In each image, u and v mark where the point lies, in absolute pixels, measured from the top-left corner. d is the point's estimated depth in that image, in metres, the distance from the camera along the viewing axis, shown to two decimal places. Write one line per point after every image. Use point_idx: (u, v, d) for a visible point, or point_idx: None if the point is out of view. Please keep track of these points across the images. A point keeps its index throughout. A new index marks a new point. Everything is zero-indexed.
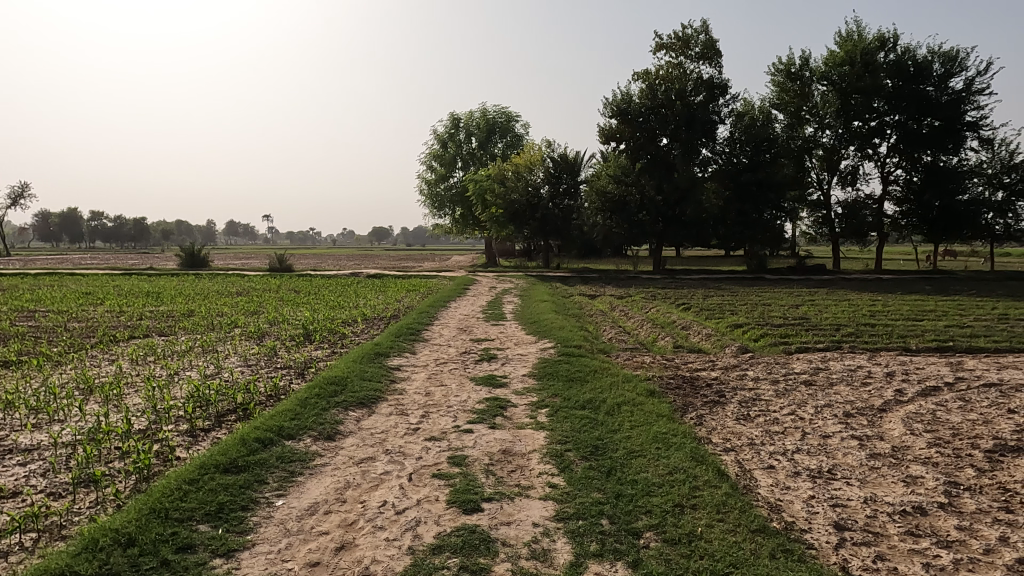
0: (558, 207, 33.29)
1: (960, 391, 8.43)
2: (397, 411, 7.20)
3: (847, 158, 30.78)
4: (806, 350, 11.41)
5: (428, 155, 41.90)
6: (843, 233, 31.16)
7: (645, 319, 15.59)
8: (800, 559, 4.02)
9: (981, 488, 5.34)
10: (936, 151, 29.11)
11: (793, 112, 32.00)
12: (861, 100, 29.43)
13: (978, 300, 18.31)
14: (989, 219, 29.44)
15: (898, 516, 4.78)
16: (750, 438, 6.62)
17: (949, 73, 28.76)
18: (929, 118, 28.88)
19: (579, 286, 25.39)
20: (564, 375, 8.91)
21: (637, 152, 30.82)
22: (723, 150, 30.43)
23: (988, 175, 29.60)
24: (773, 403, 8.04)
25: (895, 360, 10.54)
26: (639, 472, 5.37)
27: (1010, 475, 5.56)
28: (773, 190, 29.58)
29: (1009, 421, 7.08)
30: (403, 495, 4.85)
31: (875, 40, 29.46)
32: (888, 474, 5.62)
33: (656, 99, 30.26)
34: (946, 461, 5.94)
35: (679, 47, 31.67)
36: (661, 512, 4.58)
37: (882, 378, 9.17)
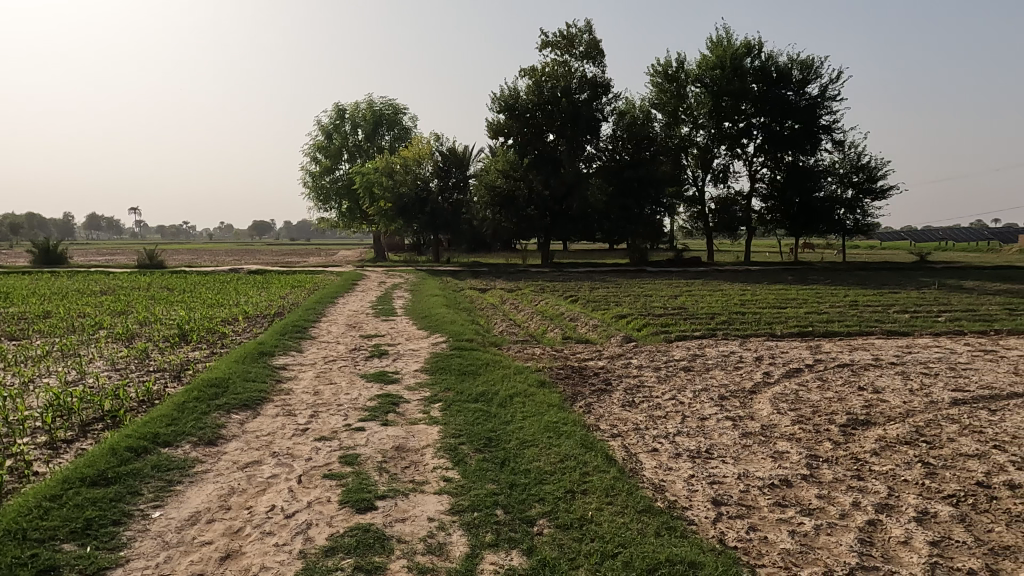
0: (447, 201, 33.11)
1: (818, 372, 9.24)
2: (284, 412, 6.93)
3: (719, 157, 32.79)
4: (684, 338, 12.08)
5: (311, 147, 40.58)
6: (716, 227, 33.14)
7: (534, 312, 15.88)
8: (681, 535, 4.26)
9: (836, 459, 5.88)
10: (796, 152, 31.64)
11: (670, 112, 33.64)
12: (729, 103, 31.50)
13: (833, 289, 20.12)
14: (841, 215, 32.32)
15: (767, 489, 5.18)
16: (635, 423, 6.94)
17: (806, 80, 31.34)
18: (790, 120, 31.33)
19: (469, 280, 25.37)
20: (456, 370, 8.92)
21: (525, 148, 31.38)
22: (606, 148, 31.68)
23: (840, 174, 32.55)
24: (656, 389, 8.47)
25: (763, 345, 11.36)
26: (532, 461, 5.47)
27: (860, 447, 6.17)
28: (653, 187, 30.95)
29: (858, 398, 7.84)
30: (292, 498, 4.69)
31: (742, 46, 31.60)
32: (758, 452, 6.06)
33: (543, 96, 30.96)
34: (808, 436, 6.50)
35: (563, 45, 32.45)
36: (553, 499, 4.70)
37: (752, 363, 9.87)
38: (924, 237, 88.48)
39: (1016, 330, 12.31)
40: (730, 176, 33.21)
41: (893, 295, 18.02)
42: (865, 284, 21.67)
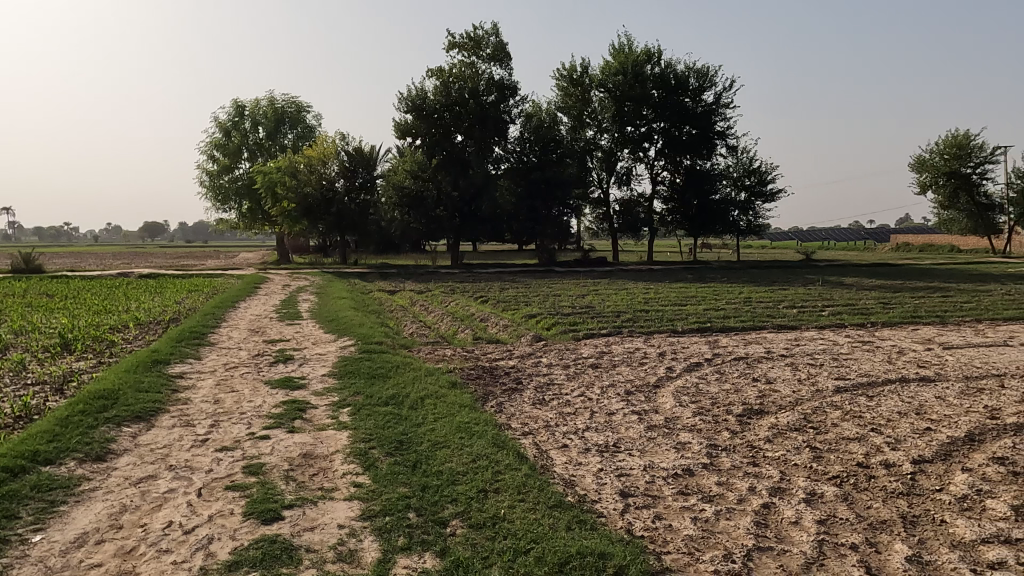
0: (354, 202, 32.36)
1: (716, 365, 9.71)
2: (182, 423, 6.58)
3: (622, 160, 33.81)
4: (592, 336, 12.40)
5: (209, 145, 38.69)
6: (620, 228, 34.12)
7: (444, 312, 15.83)
8: (591, 527, 4.37)
9: (734, 447, 6.21)
10: (693, 156, 33.11)
11: (576, 116, 34.36)
12: (632, 107, 32.58)
13: (728, 286, 21.20)
14: (736, 217, 34.07)
15: (671, 479, 5.40)
16: (545, 420, 7.05)
17: (702, 88, 32.89)
18: (687, 126, 32.77)
19: (377, 282, 24.97)
20: (365, 373, 8.75)
21: (433, 148, 31.16)
22: (514, 149, 31.93)
23: (734, 178, 34.33)
24: (565, 386, 8.64)
25: (666, 341, 11.82)
26: (444, 463, 5.46)
27: (755, 435, 6.53)
28: (559, 188, 31.51)
29: (753, 389, 8.30)
30: (192, 512, 4.46)
31: (643, 53, 32.76)
32: (662, 443, 6.30)
33: (450, 97, 30.90)
34: (708, 427, 6.82)
35: (470, 47, 32.53)
36: (466, 499, 4.71)
37: (655, 358, 10.25)
38: (809, 238, 94.73)
39: (890, 322, 13.41)
40: (633, 178, 34.32)
41: (782, 292, 19.21)
42: (757, 281, 22.96)
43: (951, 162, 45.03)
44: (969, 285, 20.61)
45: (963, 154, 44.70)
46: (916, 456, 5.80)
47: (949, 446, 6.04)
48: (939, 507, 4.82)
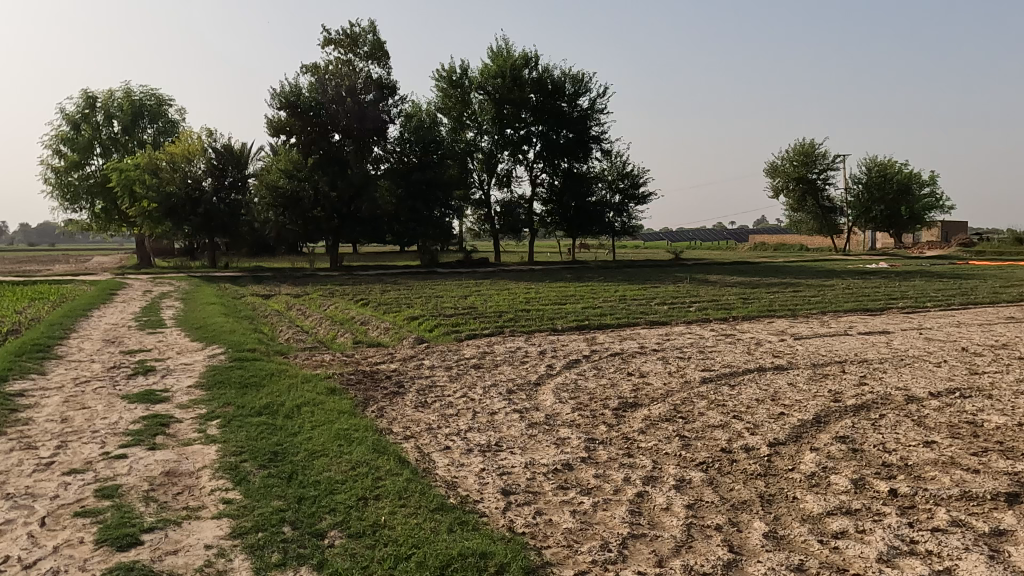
0: (224, 202, 30.45)
1: (593, 361, 10.05)
2: (22, 446, 5.93)
3: (502, 162, 34.22)
4: (474, 337, 12.46)
5: (54, 139, 35.27)
6: (501, 229, 34.52)
7: (323, 317, 15.34)
8: (472, 528, 4.38)
9: (610, 440, 6.45)
10: (570, 159, 34.09)
11: (456, 117, 34.41)
12: (511, 110, 33.09)
13: (605, 285, 22.00)
14: (611, 218, 35.48)
15: (551, 474, 5.52)
16: (428, 423, 6.99)
17: (578, 94, 33.98)
18: (564, 130, 33.74)
19: (250, 286, 23.77)
20: (236, 383, 8.29)
21: (309, 147, 30.03)
22: (394, 149, 31.53)
23: (609, 181, 35.73)
24: (447, 388, 8.62)
25: (546, 339, 12.10)
26: (321, 472, 5.27)
27: (629, 427, 6.83)
28: (440, 189, 31.41)
29: (628, 383, 8.67)
30: (33, 545, 4.03)
31: (521, 58, 33.39)
32: (541, 440, 6.44)
33: (326, 95, 29.95)
34: (586, 421, 7.05)
35: (347, 44, 31.72)
36: (345, 508, 4.58)
37: (536, 357, 10.46)
38: (678, 238, 100.41)
39: (749, 316, 14.46)
40: (513, 180, 34.83)
41: (653, 289, 20.20)
42: (631, 280, 24.02)
43: (800, 169, 49.31)
44: (816, 281, 22.64)
45: (810, 161, 49.09)
46: (771, 439, 6.29)
47: (800, 428, 6.60)
48: (790, 485, 5.25)
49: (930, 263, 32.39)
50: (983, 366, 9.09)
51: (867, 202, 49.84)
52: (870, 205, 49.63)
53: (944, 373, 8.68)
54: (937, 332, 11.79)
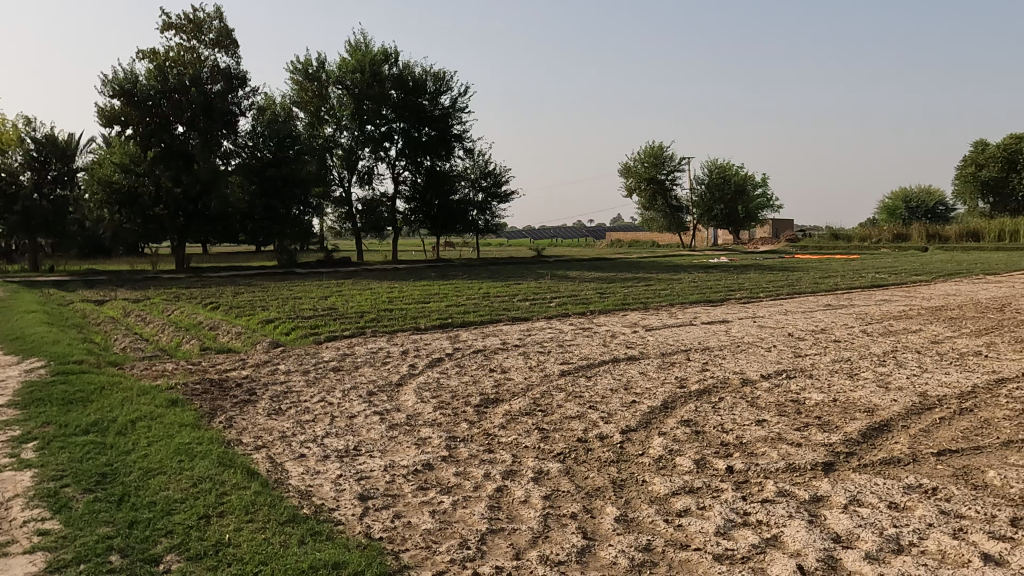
0: (47, 199, 27.30)
1: (456, 359, 10.05)
2: None
3: (363, 159, 33.43)
4: (333, 339, 12.03)
5: None
6: (363, 228, 33.71)
7: (166, 322, 14.17)
8: (326, 538, 4.21)
9: (471, 437, 6.47)
10: (433, 157, 33.92)
11: (313, 112, 33.20)
12: (370, 107, 32.44)
13: (468, 283, 22.10)
14: (475, 216, 35.74)
15: (411, 475, 5.44)
16: (281, 431, 6.65)
17: (439, 92, 33.93)
18: (426, 128, 33.57)
19: (80, 292, 21.49)
20: (59, 399, 7.44)
21: (148, 139, 27.73)
22: (246, 144, 29.80)
23: (472, 179, 36.01)
24: (303, 393, 8.25)
25: (408, 339, 11.93)
26: (158, 491, 4.86)
27: (491, 423, 6.88)
28: (297, 186, 30.13)
29: (490, 379, 8.75)
30: None
31: (380, 53, 32.82)
32: (402, 441, 6.33)
33: (167, 83, 27.73)
34: (447, 420, 7.02)
35: (190, 30, 29.59)
36: (184, 529, 4.24)
37: (398, 357, 10.28)
38: (539, 237, 103.09)
39: (605, 309, 15.10)
40: (375, 178, 34.12)
41: (516, 286, 20.58)
42: (495, 277, 24.32)
43: (650, 170, 52.44)
44: (665, 275, 24.12)
45: (658, 163, 52.36)
46: (624, 426, 6.59)
47: (649, 414, 6.97)
48: (640, 469, 5.52)
49: (764, 258, 35.48)
50: (805, 349, 10.10)
51: (709, 202, 53.92)
52: (711, 205, 53.63)
53: (774, 357, 9.54)
54: (767, 320, 12.95)
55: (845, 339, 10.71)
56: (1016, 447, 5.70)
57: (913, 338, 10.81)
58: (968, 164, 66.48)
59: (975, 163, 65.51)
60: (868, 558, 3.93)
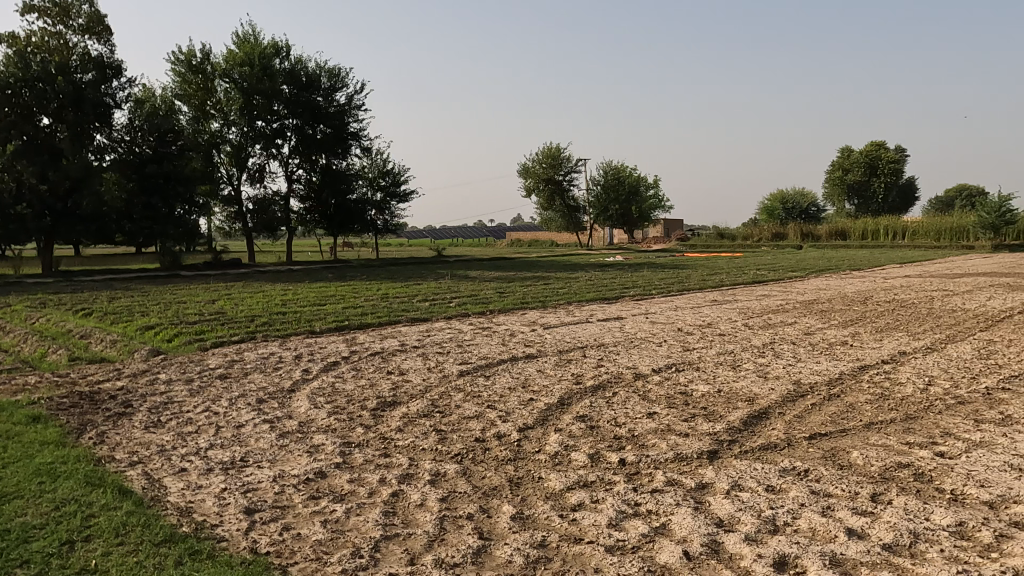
0: None
1: (352, 362, 9.79)
2: None
3: (254, 156, 32.04)
4: (221, 345, 11.42)
5: None
6: (255, 228, 32.25)
7: (29, 332, 12.95)
8: (206, 557, 3.96)
9: (367, 441, 6.31)
10: (328, 155, 32.98)
11: (197, 105, 31.43)
12: (260, 102, 30.98)
13: (366, 284, 21.61)
14: (373, 216, 35.15)
15: (302, 485, 5.23)
16: (160, 445, 6.23)
17: (334, 88, 33.07)
18: (321, 125, 32.59)
19: None
20: None
21: (7, 131, 25.29)
22: (122, 138, 27.78)
23: (370, 178, 35.38)
24: (186, 403, 7.77)
25: (302, 343, 11.51)
26: (12, 518, 4.41)
27: (388, 426, 6.74)
28: (182, 184, 28.45)
29: (388, 382, 8.58)
30: None
31: (270, 46, 31.59)
32: (294, 450, 6.07)
33: (29, 71, 25.26)
34: (342, 425, 6.82)
35: (56, 13, 27.20)
36: (43, 558, 3.87)
37: (290, 362, 9.89)
38: (440, 237, 102.65)
39: (504, 309, 15.21)
40: (267, 176, 32.80)
41: (415, 287, 20.36)
42: (394, 278, 23.93)
43: (548, 171, 53.37)
44: (563, 274, 24.63)
45: (556, 164, 53.40)
46: (522, 424, 6.64)
47: (546, 411, 7.07)
48: (537, 466, 5.58)
49: (656, 256, 36.99)
50: (693, 343, 10.58)
51: (605, 202, 55.55)
52: (607, 205, 55.18)
53: (664, 351, 9.93)
54: (659, 316, 13.48)
55: (729, 333, 11.31)
56: (877, 427, 6.22)
57: (789, 330, 11.57)
58: (835, 169, 72.08)
59: (841, 167, 71.13)
60: (748, 539, 4.15)
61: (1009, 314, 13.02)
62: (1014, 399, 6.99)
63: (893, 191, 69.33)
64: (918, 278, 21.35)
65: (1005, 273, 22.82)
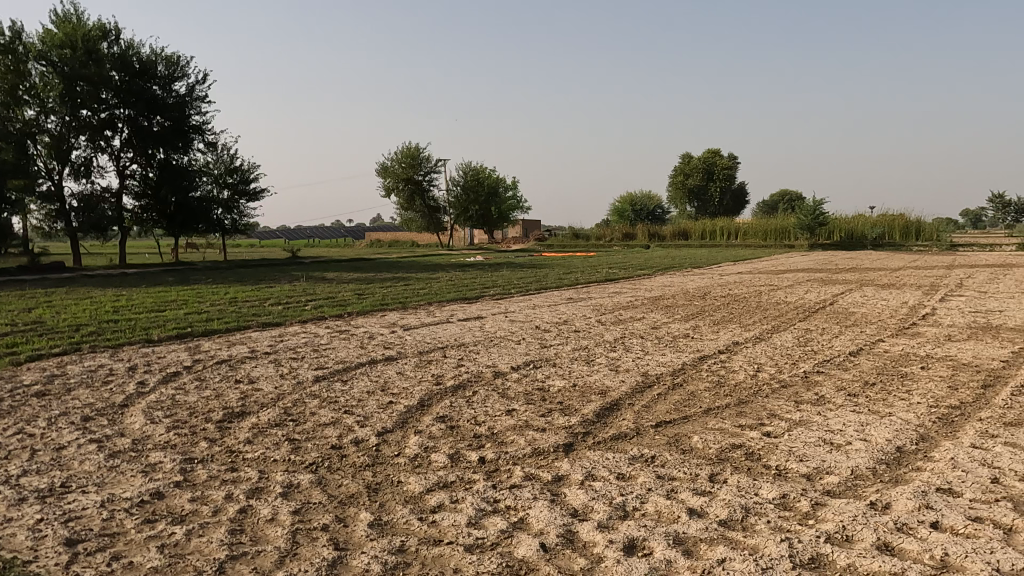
0: None
1: (196, 372, 9.10)
2: None
3: (79, 148, 28.93)
4: (39, 358, 10.18)
5: None
6: (80, 228, 28.68)
7: None
8: None
9: (212, 456, 5.89)
10: (167, 149, 30.56)
11: (7, 90, 27.42)
12: (86, 90, 27.61)
13: (212, 287, 20.23)
14: (219, 215, 33.50)
15: (135, 509, 4.78)
16: None
17: (172, 77, 30.94)
18: (158, 117, 30.19)
19: None
20: None
21: None
22: None
23: (215, 175, 33.50)
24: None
25: (138, 353, 10.54)
26: None
27: (235, 439, 6.33)
28: None
29: (236, 391, 8.06)
30: None
31: (96, 29, 28.91)
32: (126, 471, 5.54)
33: None
34: (183, 441, 6.30)
35: None
36: None
37: (123, 374, 9.02)
38: (295, 237, 98.44)
39: (363, 311, 14.84)
40: (94, 170, 29.78)
41: (266, 290, 19.35)
42: (244, 281, 22.57)
43: (407, 170, 52.77)
44: (423, 274, 24.46)
45: (415, 163, 52.92)
46: (380, 428, 6.50)
47: (405, 414, 6.97)
48: (396, 470, 5.48)
49: (515, 256, 37.85)
50: (549, 340, 10.89)
51: (465, 203, 55.91)
52: (467, 205, 55.93)
53: (523, 349, 10.14)
54: (517, 315, 13.76)
55: (583, 329, 11.76)
56: (715, 412, 6.74)
57: (638, 325, 12.24)
58: (677, 174, 77.33)
59: (682, 172, 76.41)
60: (600, 527, 4.33)
61: (822, 305, 14.63)
62: (826, 380, 7.87)
63: (726, 195, 75.55)
64: (749, 274, 23.42)
65: (818, 269, 25.59)
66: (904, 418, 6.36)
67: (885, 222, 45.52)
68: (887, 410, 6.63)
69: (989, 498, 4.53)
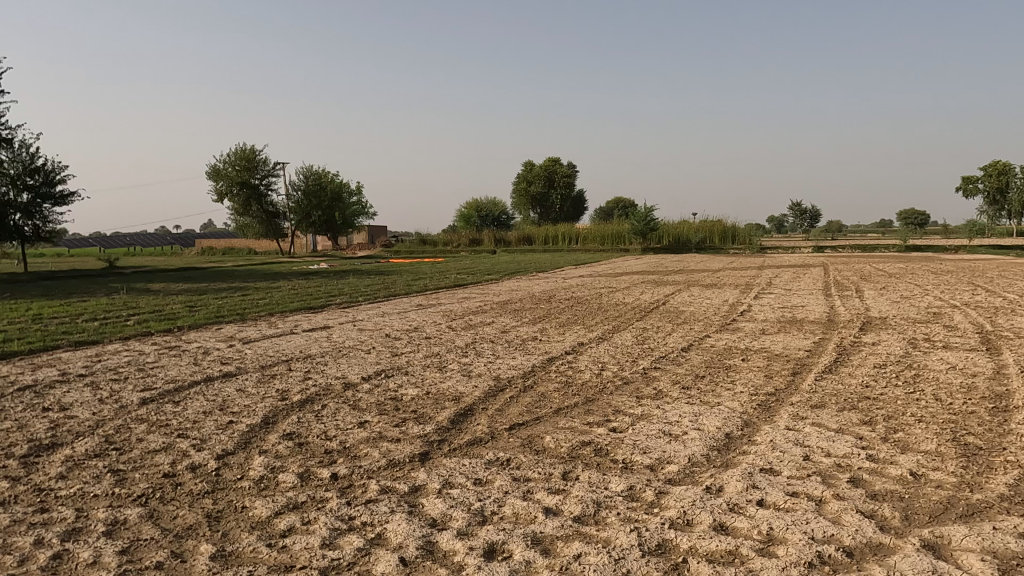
0: None
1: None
2: None
3: None
4: None
5: None
6: None
7: None
8: None
9: (16, 497, 5.14)
10: None
11: None
12: None
13: (9, 303, 17.75)
14: (18, 221, 29.76)
15: None
16: None
17: None
18: None
19: None
20: None
21: None
22: None
23: (11, 176, 29.57)
24: None
25: None
26: None
27: (45, 474, 5.58)
28: None
29: (44, 421, 7.11)
30: None
31: None
32: None
33: None
34: None
35: None
36: None
37: None
38: (111, 246, 89.15)
39: (195, 324, 13.75)
40: None
41: (78, 304, 17.33)
42: (50, 295, 20.07)
43: (241, 173, 49.62)
44: (262, 284, 23.14)
45: (251, 166, 49.91)
46: (219, 451, 6.04)
47: (249, 434, 6.53)
48: (239, 495, 5.11)
49: (361, 263, 37.03)
50: (400, 347, 10.75)
51: (306, 208, 53.88)
52: (308, 210, 54.07)
53: (373, 358, 9.91)
54: (366, 323, 13.44)
55: (434, 336, 11.73)
56: (564, 412, 6.98)
57: (487, 329, 12.42)
58: (520, 181, 79.58)
59: (525, 180, 78.75)
60: (459, 535, 4.32)
61: (655, 305, 15.74)
62: (662, 375, 8.46)
63: (567, 202, 78.96)
64: (590, 277, 24.64)
65: (650, 271, 27.54)
66: (730, 406, 6.99)
67: (706, 227, 50.01)
68: (715, 400, 7.24)
69: (803, 474, 5.09)
